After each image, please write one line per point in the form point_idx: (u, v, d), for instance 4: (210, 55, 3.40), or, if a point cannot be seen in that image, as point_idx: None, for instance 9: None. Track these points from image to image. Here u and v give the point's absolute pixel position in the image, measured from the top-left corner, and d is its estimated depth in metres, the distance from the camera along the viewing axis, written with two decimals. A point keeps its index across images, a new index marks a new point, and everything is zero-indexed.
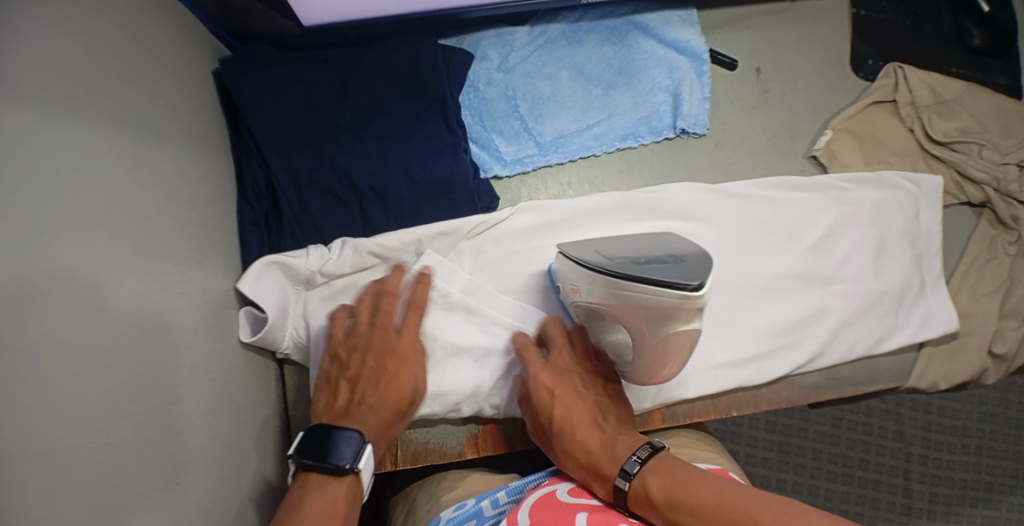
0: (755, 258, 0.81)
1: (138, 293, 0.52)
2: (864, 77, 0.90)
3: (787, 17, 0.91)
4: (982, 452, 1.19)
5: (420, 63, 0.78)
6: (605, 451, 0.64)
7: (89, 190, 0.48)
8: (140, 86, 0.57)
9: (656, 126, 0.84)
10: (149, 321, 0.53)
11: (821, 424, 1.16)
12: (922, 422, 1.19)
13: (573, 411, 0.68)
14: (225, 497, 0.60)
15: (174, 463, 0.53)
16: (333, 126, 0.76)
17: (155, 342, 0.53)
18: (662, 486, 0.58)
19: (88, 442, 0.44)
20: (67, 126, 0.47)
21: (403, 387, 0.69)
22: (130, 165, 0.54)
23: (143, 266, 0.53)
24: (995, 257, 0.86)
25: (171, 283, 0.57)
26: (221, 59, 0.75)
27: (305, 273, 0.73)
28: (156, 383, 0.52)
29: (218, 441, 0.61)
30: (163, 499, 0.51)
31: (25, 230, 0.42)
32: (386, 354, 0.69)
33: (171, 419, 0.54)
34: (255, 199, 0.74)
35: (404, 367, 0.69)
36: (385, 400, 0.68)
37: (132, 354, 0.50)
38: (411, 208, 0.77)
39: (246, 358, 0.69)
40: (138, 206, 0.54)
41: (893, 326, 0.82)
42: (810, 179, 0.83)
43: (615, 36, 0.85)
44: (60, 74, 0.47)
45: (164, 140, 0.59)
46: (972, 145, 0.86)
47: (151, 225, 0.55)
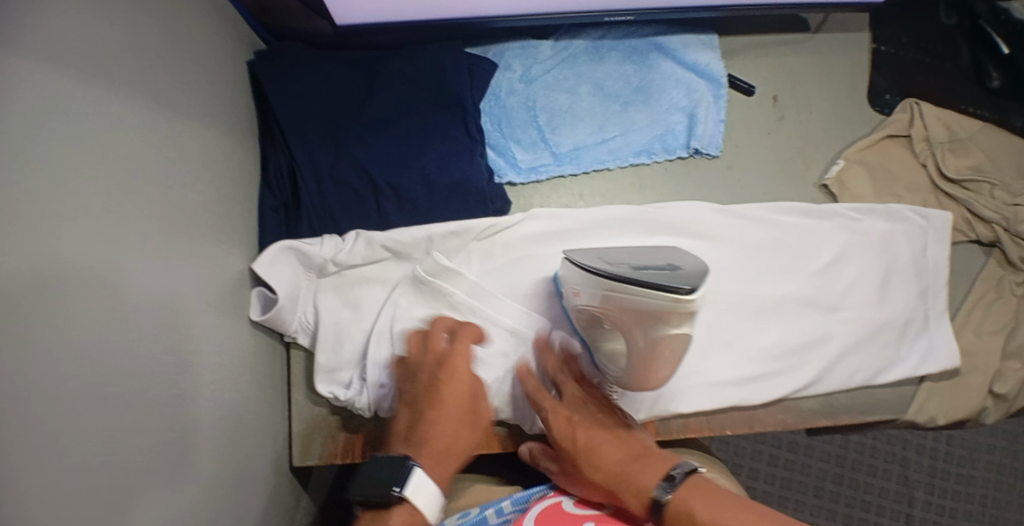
0: (760, 281, 0.82)
1: (154, 257, 0.55)
2: (880, 111, 0.91)
3: (807, 48, 0.92)
4: (986, 503, 1.17)
5: (446, 69, 0.81)
6: (631, 468, 0.66)
7: (119, 155, 0.51)
8: (175, 66, 0.60)
9: (670, 145, 0.86)
10: (162, 286, 0.55)
11: (824, 462, 1.16)
12: (928, 467, 1.17)
13: (593, 433, 0.70)
14: (217, 468, 0.62)
15: (174, 425, 0.55)
16: (357, 122, 0.79)
17: (165, 307, 0.56)
18: (712, 511, 0.57)
19: (97, 398, 0.46)
20: (104, 94, 0.50)
21: (471, 436, 0.68)
22: (160, 138, 0.57)
23: (161, 234, 0.56)
24: (1002, 296, 0.87)
25: (187, 255, 0.60)
26: (254, 50, 0.78)
27: (318, 261, 0.76)
28: (166, 346, 0.55)
29: (221, 410, 0.63)
30: (159, 457, 0.53)
31: (57, 183, 0.44)
32: (455, 403, 0.67)
33: (176, 383, 0.56)
34: (276, 187, 0.77)
35: (478, 418, 0.69)
36: (455, 415, 0.67)
37: (143, 315, 0.52)
38: (423, 207, 0.80)
39: (253, 338, 0.72)
40: (163, 176, 0.57)
41: (895, 357, 0.82)
42: (819, 207, 0.85)
43: (636, 55, 0.87)
44: (101, 45, 0.50)
45: (192, 118, 0.62)
46: (983, 185, 0.87)
47: (174, 197, 0.58)
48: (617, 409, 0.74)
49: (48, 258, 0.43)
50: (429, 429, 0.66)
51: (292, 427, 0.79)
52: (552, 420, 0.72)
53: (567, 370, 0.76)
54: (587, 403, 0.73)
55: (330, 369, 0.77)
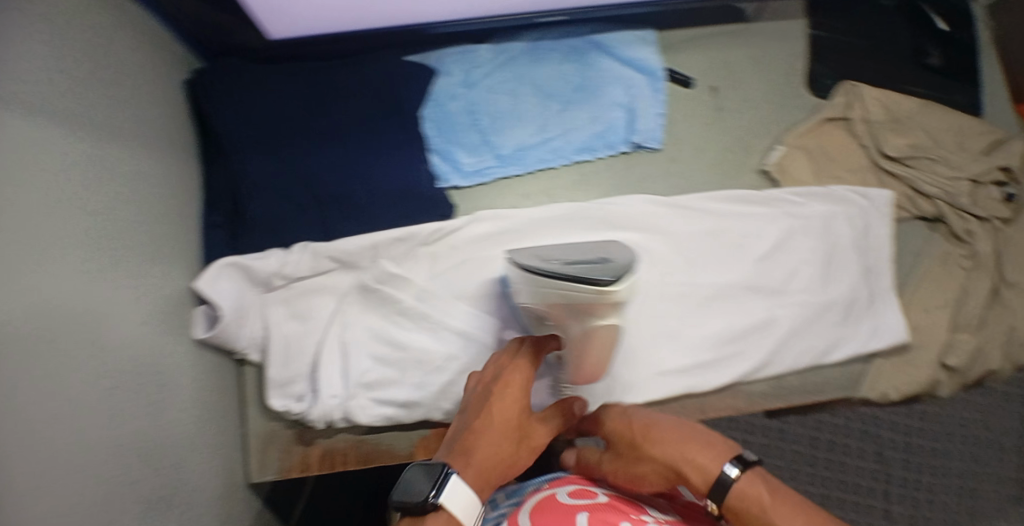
0: (707, 270, 0.83)
1: (82, 279, 0.56)
2: (819, 96, 0.92)
3: (744, 37, 0.93)
4: (964, 476, 1.17)
5: (384, 78, 0.82)
6: (692, 443, 0.58)
7: (46, 181, 0.53)
8: (101, 96, 0.61)
9: (611, 141, 0.87)
10: (90, 308, 0.56)
11: (798, 444, 1.16)
12: (902, 443, 1.17)
13: (655, 424, 0.61)
14: (160, 483, 0.62)
15: (106, 443, 0.56)
16: (296, 136, 0.79)
17: (94, 328, 0.57)
18: (791, 504, 0.52)
19: (33, 421, 0.48)
20: (30, 123, 0.51)
21: (522, 458, 0.58)
22: (86, 162, 0.58)
23: (90, 256, 0.57)
24: (948, 270, 0.88)
25: (117, 276, 0.61)
26: (191, 69, 0.79)
27: (263, 275, 0.77)
28: (94, 367, 0.56)
29: (164, 431, 0.64)
30: (91, 475, 0.53)
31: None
32: (511, 419, 0.58)
33: (106, 402, 0.57)
34: (218, 205, 0.78)
35: (529, 441, 0.59)
36: (504, 430, 0.57)
37: (71, 336, 0.54)
38: (368, 217, 0.81)
39: (197, 355, 0.73)
40: (91, 199, 0.58)
41: (840, 337, 0.84)
42: (761, 193, 0.86)
43: (576, 54, 0.88)
44: (26, 75, 0.52)
45: (119, 142, 0.64)
46: (923, 161, 0.88)
47: (102, 219, 0.59)
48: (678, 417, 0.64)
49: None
50: (478, 441, 0.56)
51: (248, 442, 0.81)
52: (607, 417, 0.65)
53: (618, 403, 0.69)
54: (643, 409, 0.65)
55: (282, 382, 0.78)
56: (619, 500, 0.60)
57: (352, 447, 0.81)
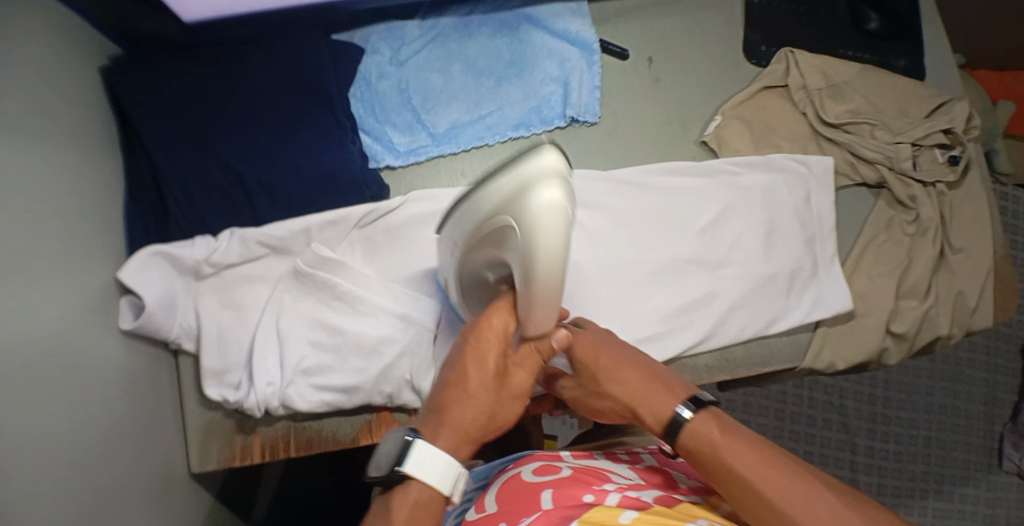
0: (645, 244, 0.82)
1: (14, 263, 0.55)
2: (756, 64, 0.91)
3: (678, 8, 0.92)
4: (930, 444, 1.10)
5: (307, 59, 0.80)
6: (651, 387, 0.62)
7: None
8: (20, 76, 0.60)
9: (547, 116, 0.86)
10: (25, 292, 0.56)
11: (764, 417, 1.07)
12: (866, 412, 1.09)
13: (616, 360, 0.64)
14: (97, 472, 0.61)
15: (44, 429, 0.55)
16: (221, 122, 0.78)
17: (30, 313, 0.56)
18: (739, 442, 0.56)
19: None
20: None
21: (502, 413, 0.60)
22: (14, 147, 0.57)
23: (22, 242, 0.56)
24: (894, 237, 0.88)
25: (50, 262, 0.60)
26: (108, 56, 0.77)
27: (190, 263, 0.75)
28: (33, 351, 0.55)
29: (100, 421, 0.63)
30: (34, 459, 0.53)
31: None
32: (484, 376, 0.59)
33: (44, 387, 0.56)
34: (141, 194, 0.76)
35: (509, 390, 0.61)
36: (477, 388, 0.59)
37: (8, 321, 0.53)
38: (299, 200, 0.79)
39: (128, 345, 0.71)
40: (19, 183, 0.57)
41: (785, 306, 0.83)
42: (700, 164, 0.85)
43: (506, 28, 0.87)
44: None
45: (43, 126, 0.62)
46: (863, 126, 0.88)
47: (31, 205, 0.58)
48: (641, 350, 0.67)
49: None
50: (453, 403, 0.59)
51: (187, 433, 0.78)
52: (575, 346, 0.66)
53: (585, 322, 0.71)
54: (608, 337, 0.68)
55: (218, 371, 0.76)
56: (582, 470, 0.61)
57: (294, 434, 0.79)
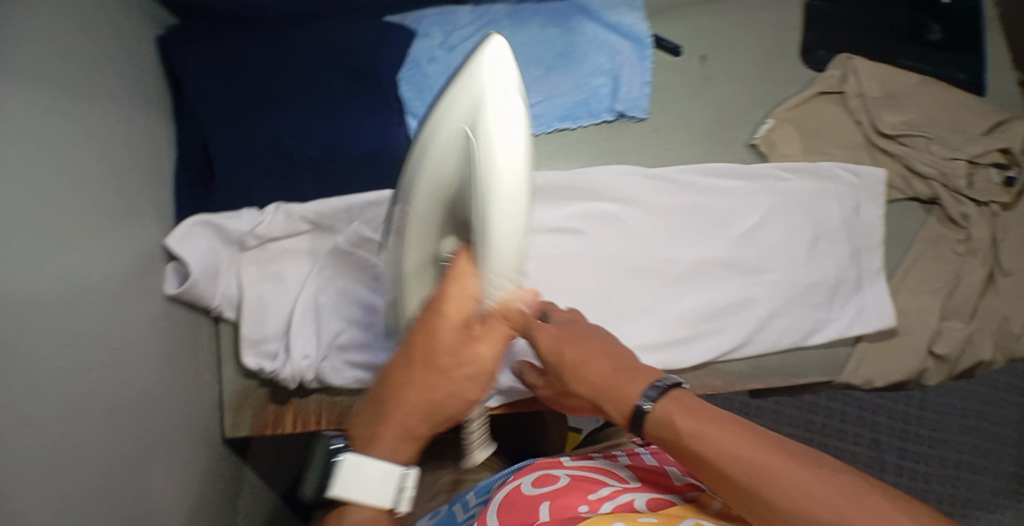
0: (685, 244, 0.81)
1: (71, 225, 0.57)
2: (813, 68, 0.89)
3: (734, 6, 0.91)
4: (959, 466, 1.05)
5: (357, 37, 0.80)
6: (617, 378, 0.58)
7: (37, 128, 0.54)
8: (82, 43, 0.61)
9: (594, 109, 0.85)
10: (80, 252, 0.57)
11: (793, 427, 1.05)
12: (899, 431, 1.07)
13: (581, 349, 0.61)
14: (136, 431, 0.63)
15: (90, 386, 0.56)
16: (271, 96, 0.79)
17: (83, 274, 0.57)
18: (696, 424, 0.53)
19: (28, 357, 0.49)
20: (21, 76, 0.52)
21: (454, 398, 0.58)
22: (75, 111, 0.59)
23: (79, 204, 0.58)
24: (943, 254, 0.85)
25: (104, 225, 0.62)
26: (164, 26, 0.78)
27: (236, 234, 0.76)
28: (84, 310, 0.57)
29: (142, 383, 0.65)
30: (78, 415, 0.54)
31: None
32: (435, 364, 0.56)
33: (92, 347, 0.57)
34: (191, 162, 0.77)
35: (458, 374, 0.57)
36: (419, 383, 0.56)
37: (62, 279, 0.55)
38: (342, 179, 0.80)
39: (171, 310, 0.72)
40: (79, 147, 0.59)
41: (825, 318, 0.81)
42: (747, 168, 0.83)
43: (559, 18, 0.86)
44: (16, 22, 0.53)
45: (101, 92, 0.64)
46: (919, 140, 0.85)
47: (89, 169, 0.60)
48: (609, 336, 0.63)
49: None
50: (400, 395, 0.57)
51: (222, 399, 0.80)
52: (538, 339, 0.61)
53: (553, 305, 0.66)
54: (575, 324, 0.64)
55: (255, 340, 0.77)
56: (580, 477, 0.61)
57: (326, 408, 0.81)
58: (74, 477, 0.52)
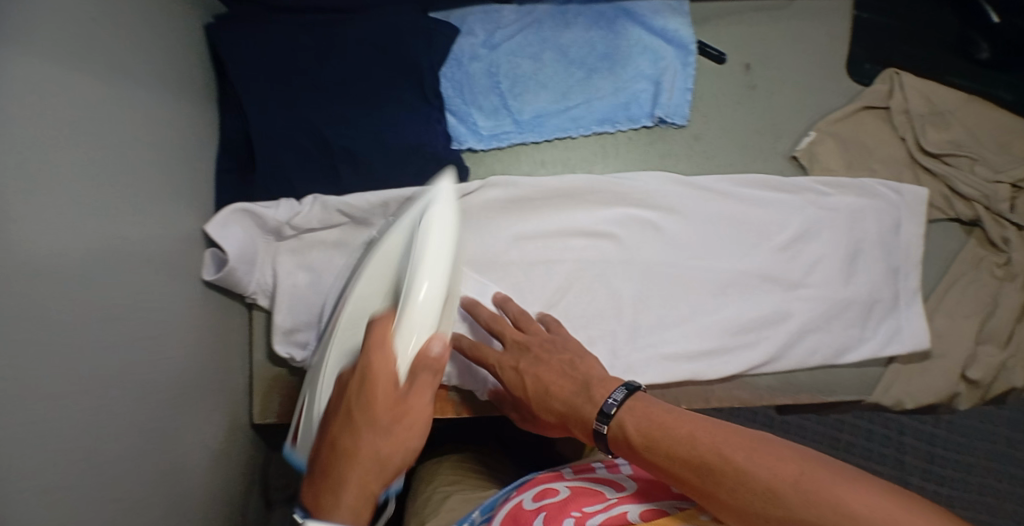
0: (719, 255, 0.80)
1: (115, 211, 0.58)
2: (858, 81, 0.88)
3: (782, 15, 0.90)
4: (984, 492, 1.04)
5: (401, 33, 0.80)
6: (575, 400, 0.64)
7: (86, 116, 0.54)
8: (132, 32, 0.62)
9: (634, 114, 0.84)
10: (121, 236, 0.58)
11: (816, 443, 1.05)
12: (924, 452, 1.05)
13: (541, 372, 0.67)
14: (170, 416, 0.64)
15: (124, 371, 0.57)
16: (314, 87, 0.79)
17: (123, 261, 0.58)
18: (640, 434, 0.56)
19: (61, 343, 0.50)
20: (68, 66, 0.53)
21: (401, 451, 0.55)
22: (122, 99, 0.60)
23: (122, 191, 0.59)
24: (980, 278, 0.84)
25: (147, 211, 0.63)
26: (213, 15, 0.78)
27: (273, 223, 0.76)
28: (123, 297, 0.58)
29: (178, 369, 0.66)
30: (112, 400, 0.55)
31: (34, 145, 0.48)
32: (372, 419, 0.54)
33: (129, 333, 0.58)
34: (232, 150, 0.77)
35: (404, 424, 0.55)
36: (367, 443, 0.54)
37: (103, 265, 0.56)
38: (378, 172, 0.80)
39: (207, 296, 0.74)
40: (125, 136, 0.60)
41: (858, 337, 0.80)
42: (787, 180, 0.83)
43: (603, 20, 0.85)
44: (67, 12, 0.53)
45: (150, 81, 0.64)
46: (963, 160, 0.84)
47: (135, 156, 0.61)
48: (561, 351, 0.69)
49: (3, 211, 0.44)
50: (343, 461, 0.54)
51: (252, 385, 0.81)
52: (502, 375, 0.70)
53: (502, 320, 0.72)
54: (531, 345, 0.70)
55: (288, 330, 0.78)
56: (579, 490, 0.60)
57: None
58: (105, 458, 0.54)
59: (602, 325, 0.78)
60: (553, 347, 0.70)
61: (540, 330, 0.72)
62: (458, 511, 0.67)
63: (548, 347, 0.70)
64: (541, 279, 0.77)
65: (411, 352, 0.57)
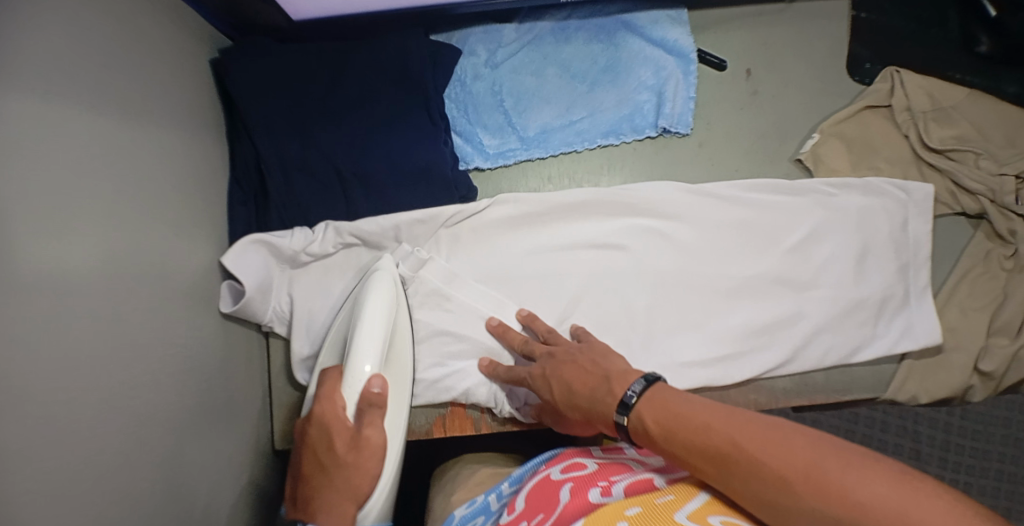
0: (730, 261, 0.81)
1: (140, 259, 0.59)
2: (859, 81, 0.90)
3: (782, 18, 0.90)
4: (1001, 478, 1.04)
5: (407, 58, 0.81)
6: (598, 394, 0.61)
7: (107, 169, 0.55)
8: (151, 78, 0.63)
9: (638, 124, 0.86)
10: (147, 283, 0.60)
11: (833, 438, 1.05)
12: (941, 442, 1.05)
13: (564, 373, 0.66)
14: (199, 451, 0.65)
15: (153, 416, 0.58)
16: (321, 115, 0.80)
17: (150, 307, 0.60)
18: (657, 427, 0.54)
19: (89, 398, 0.51)
20: (89, 121, 0.54)
21: (366, 471, 0.65)
22: (142, 147, 0.61)
23: (145, 239, 0.60)
24: (990, 270, 0.85)
25: (169, 254, 0.64)
26: (219, 48, 0.78)
27: (289, 252, 0.77)
28: (151, 343, 0.59)
29: (203, 404, 0.67)
30: (142, 446, 0.56)
31: (56, 207, 0.49)
32: (336, 459, 0.65)
33: (159, 377, 0.60)
34: (244, 181, 0.78)
35: (366, 450, 0.65)
36: (338, 477, 0.64)
37: (131, 313, 0.57)
38: (389, 196, 0.81)
39: (228, 327, 0.74)
40: (145, 183, 0.61)
41: (870, 335, 0.81)
42: (795, 183, 0.83)
43: (604, 33, 0.86)
44: (89, 69, 0.54)
45: (168, 125, 0.65)
46: (968, 154, 0.84)
47: (155, 202, 0.62)
48: (586, 350, 0.67)
49: (30, 269, 0.46)
50: (323, 494, 0.64)
51: (273, 411, 0.82)
52: (534, 386, 0.69)
53: (531, 340, 0.74)
54: (556, 350, 0.70)
55: (306, 356, 0.78)
56: (608, 463, 0.59)
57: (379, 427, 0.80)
58: (132, 496, 0.54)
59: (617, 336, 0.78)
60: (577, 347, 0.69)
61: (566, 341, 0.72)
62: (485, 484, 0.70)
63: (570, 349, 0.69)
64: (554, 293, 0.79)
65: (355, 396, 0.65)
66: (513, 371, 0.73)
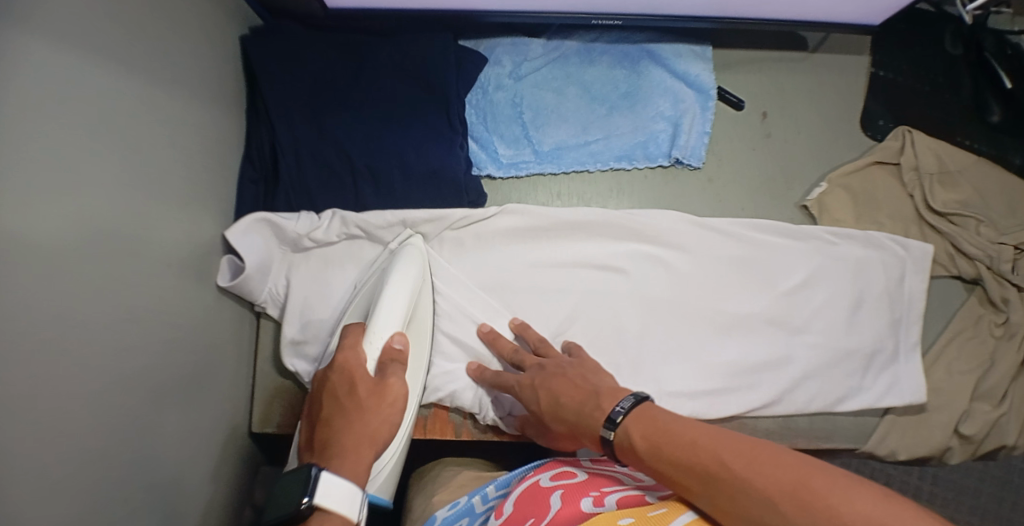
0: (727, 296, 0.82)
1: (141, 223, 0.59)
2: (871, 136, 0.92)
3: (801, 67, 0.93)
4: None
5: (433, 59, 0.82)
6: (587, 409, 0.61)
7: (125, 132, 0.56)
8: (178, 46, 0.64)
9: (651, 152, 0.87)
10: (146, 248, 0.59)
11: None
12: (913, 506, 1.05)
13: (552, 386, 0.66)
14: (175, 421, 0.64)
15: (132, 381, 0.58)
16: (341, 105, 0.80)
17: (145, 274, 0.59)
18: (645, 444, 0.54)
19: (73, 356, 0.50)
20: (111, 79, 0.54)
21: (385, 424, 0.62)
22: (159, 112, 0.61)
23: (149, 204, 0.60)
24: (979, 335, 0.86)
25: (172, 221, 0.64)
26: (250, 26, 0.79)
27: (293, 235, 0.77)
28: (141, 309, 0.59)
29: (185, 376, 0.66)
30: (117, 412, 0.55)
31: (69, 162, 0.49)
32: (358, 401, 0.62)
33: (143, 344, 0.59)
34: (257, 160, 0.78)
35: (387, 398, 0.63)
36: (361, 423, 0.61)
37: (128, 277, 0.57)
38: (398, 192, 0.81)
39: (222, 301, 0.74)
40: (157, 148, 0.61)
41: (856, 385, 0.82)
42: (797, 227, 0.84)
43: (627, 60, 0.88)
44: (117, 30, 0.55)
45: (187, 94, 0.66)
46: (969, 221, 0.86)
47: (164, 168, 0.62)
48: (577, 367, 0.68)
49: (33, 217, 0.46)
50: (340, 435, 0.60)
51: (256, 393, 0.81)
52: (520, 394, 0.69)
53: (521, 351, 0.74)
54: (546, 364, 0.70)
55: (295, 341, 0.78)
56: (597, 474, 0.60)
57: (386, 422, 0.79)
58: (105, 460, 0.54)
59: (609, 355, 0.79)
60: (567, 363, 0.69)
61: (558, 354, 0.72)
62: (468, 487, 0.70)
63: (560, 363, 0.69)
64: (552, 308, 0.79)
65: (378, 352, 0.66)
66: (502, 379, 0.73)
